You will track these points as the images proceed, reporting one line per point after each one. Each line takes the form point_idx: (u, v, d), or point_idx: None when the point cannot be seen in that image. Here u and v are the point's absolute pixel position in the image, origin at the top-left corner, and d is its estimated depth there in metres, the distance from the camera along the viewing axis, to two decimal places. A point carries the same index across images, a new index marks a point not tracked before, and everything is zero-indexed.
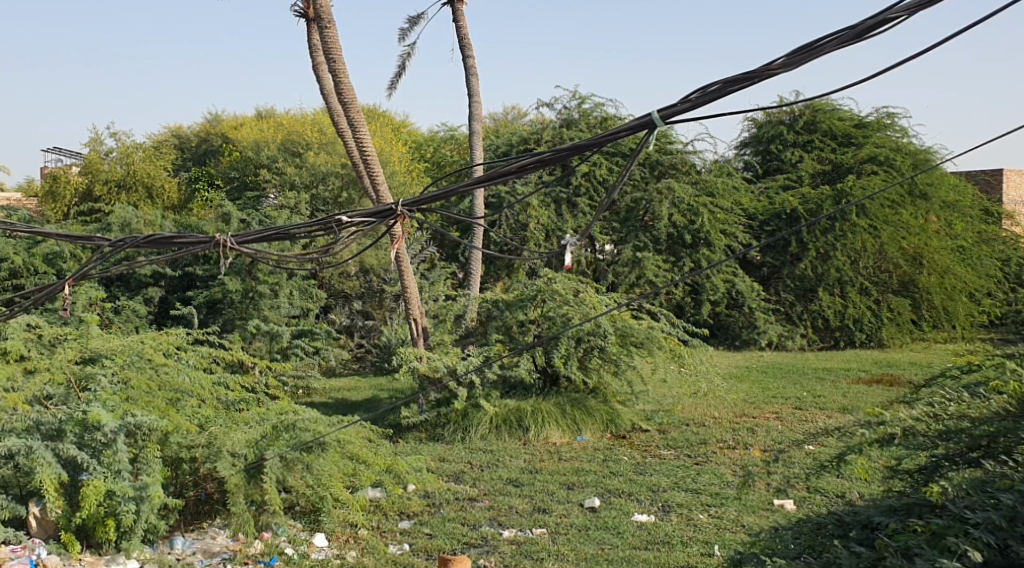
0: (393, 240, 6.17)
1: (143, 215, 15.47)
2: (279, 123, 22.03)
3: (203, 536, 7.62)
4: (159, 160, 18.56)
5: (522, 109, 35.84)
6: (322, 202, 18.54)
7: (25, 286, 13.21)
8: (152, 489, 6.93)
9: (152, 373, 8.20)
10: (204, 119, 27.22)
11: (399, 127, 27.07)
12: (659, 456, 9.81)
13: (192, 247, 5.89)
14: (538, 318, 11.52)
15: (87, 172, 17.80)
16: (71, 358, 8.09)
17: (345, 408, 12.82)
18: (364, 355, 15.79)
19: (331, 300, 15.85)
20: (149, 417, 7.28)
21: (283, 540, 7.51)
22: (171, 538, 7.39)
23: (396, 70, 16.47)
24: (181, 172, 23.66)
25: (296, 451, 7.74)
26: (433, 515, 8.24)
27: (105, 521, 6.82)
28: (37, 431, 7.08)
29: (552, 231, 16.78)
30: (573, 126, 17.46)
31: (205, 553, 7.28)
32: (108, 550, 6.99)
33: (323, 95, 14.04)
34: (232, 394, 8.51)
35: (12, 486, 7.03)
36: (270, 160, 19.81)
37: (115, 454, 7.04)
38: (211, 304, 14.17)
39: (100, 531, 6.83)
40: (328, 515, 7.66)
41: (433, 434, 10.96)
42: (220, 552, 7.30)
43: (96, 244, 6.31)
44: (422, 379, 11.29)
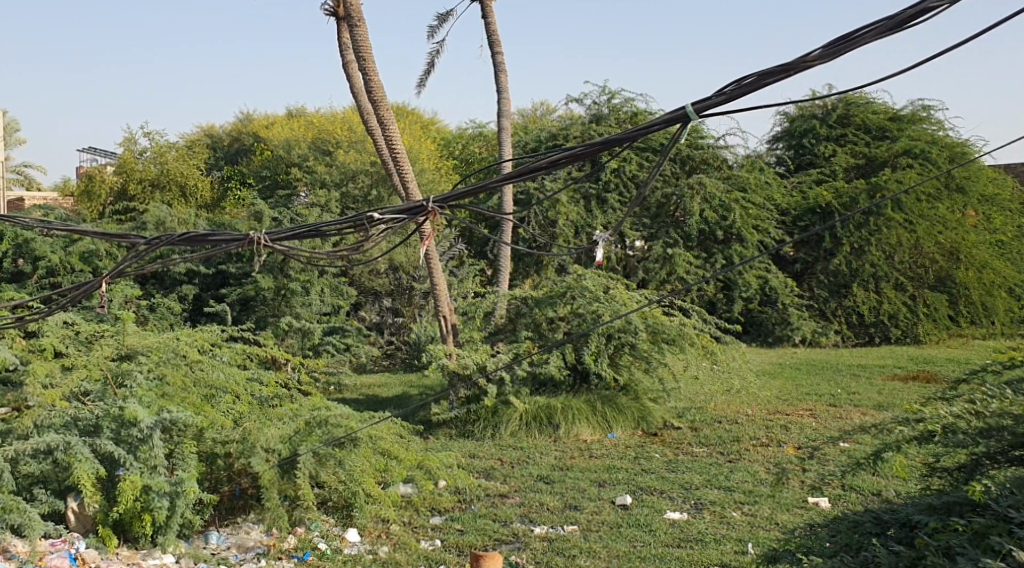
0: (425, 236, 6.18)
1: (176, 213, 15.64)
2: (310, 121, 22.11)
3: (239, 531, 7.73)
4: (192, 159, 18.72)
5: (550, 105, 35.34)
6: (352, 200, 18.59)
7: (62, 285, 13.40)
8: (187, 484, 7.03)
9: (188, 370, 8.28)
10: (236, 119, 27.30)
11: (427, 125, 26.93)
12: (692, 453, 9.76)
13: (226, 245, 5.91)
14: (568, 315, 11.58)
15: (122, 172, 18.13)
16: (107, 354, 8.15)
17: (376, 403, 13.00)
18: (394, 351, 16.05)
19: (361, 297, 15.98)
20: (184, 413, 7.40)
21: (317, 535, 7.69)
22: (207, 532, 7.53)
23: (425, 68, 16.52)
24: (214, 170, 23.79)
25: (329, 446, 7.96)
26: (464, 511, 8.36)
27: (142, 516, 6.90)
28: (75, 427, 7.21)
29: (582, 227, 16.67)
30: (602, 121, 17.42)
31: (239, 548, 7.38)
32: (145, 545, 7.06)
33: (353, 92, 14.11)
34: (266, 390, 8.63)
35: (52, 480, 7.08)
36: (301, 158, 20.06)
37: (151, 449, 7.12)
38: (244, 302, 14.35)
39: (137, 526, 6.92)
40: (361, 510, 7.77)
41: (463, 430, 10.99)
42: (254, 547, 7.38)
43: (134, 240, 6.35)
44: (452, 376, 11.35)
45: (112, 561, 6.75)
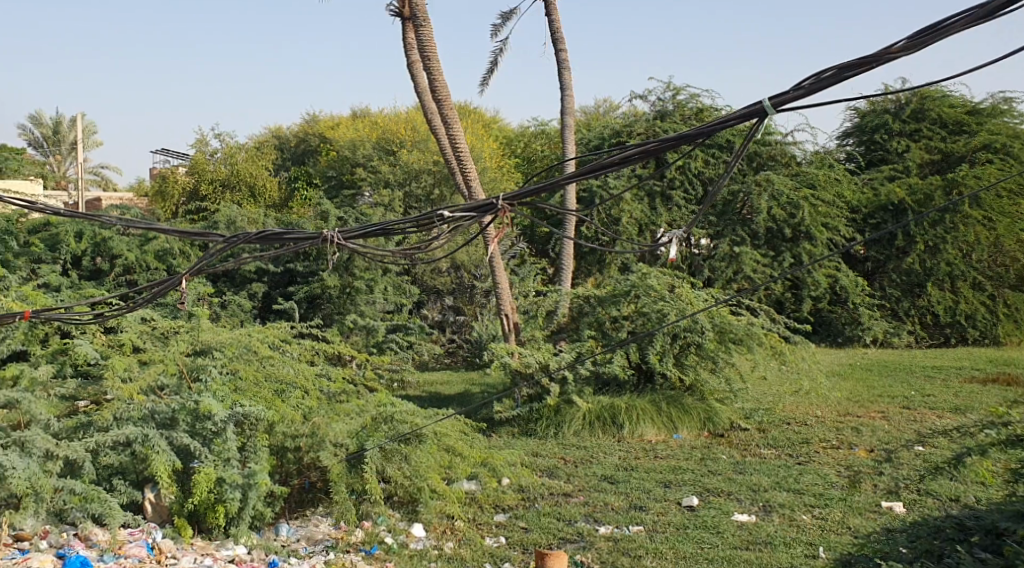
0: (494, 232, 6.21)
1: (246, 213, 15.91)
2: (375, 121, 22.31)
3: (308, 524, 7.85)
4: (261, 160, 19.02)
5: (614, 100, 35.06)
6: (415, 199, 18.69)
7: (138, 282, 13.74)
8: (259, 476, 7.13)
9: (259, 365, 8.45)
10: (303, 120, 27.62)
11: (489, 123, 26.97)
12: (759, 455, 9.63)
13: (299, 243, 6.19)
14: (632, 313, 11.51)
15: (194, 172, 18.57)
16: (183, 350, 8.32)
17: (440, 400, 13.07)
18: (456, 350, 16.01)
19: (424, 296, 16.07)
20: (256, 408, 7.47)
21: (383, 529, 7.70)
22: (277, 524, 7.68)
23: (488, 67, 16.55)
24: (281, 171, 24.12)
25: (395, 441, 8.04)
26: (528, 508, 8.36)
27: (215, 507, 7.03)
28: (152, 419, 7.33)
29: (646, 225, 16.59)
30: (667, 117, 17.27)
31: (309, 540, 7.52)
32: (218, 535, 7.19)
33: (417, 91, 14.17)
34: (334, 385, 8.69)
35: (131, 472, 7.21)
36: (366, 158, 20.30)
37: (225, 442, 7.28)
38: (311, 299, 14.58)
39: (211, 517, 7.04)
40: (426, 506, 7.89)
41: (526, 428, 10.97)
42: (323, 540, 7.52)
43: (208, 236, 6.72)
44: (515, 374, 11.36)
45: (187, 552, 6.84)
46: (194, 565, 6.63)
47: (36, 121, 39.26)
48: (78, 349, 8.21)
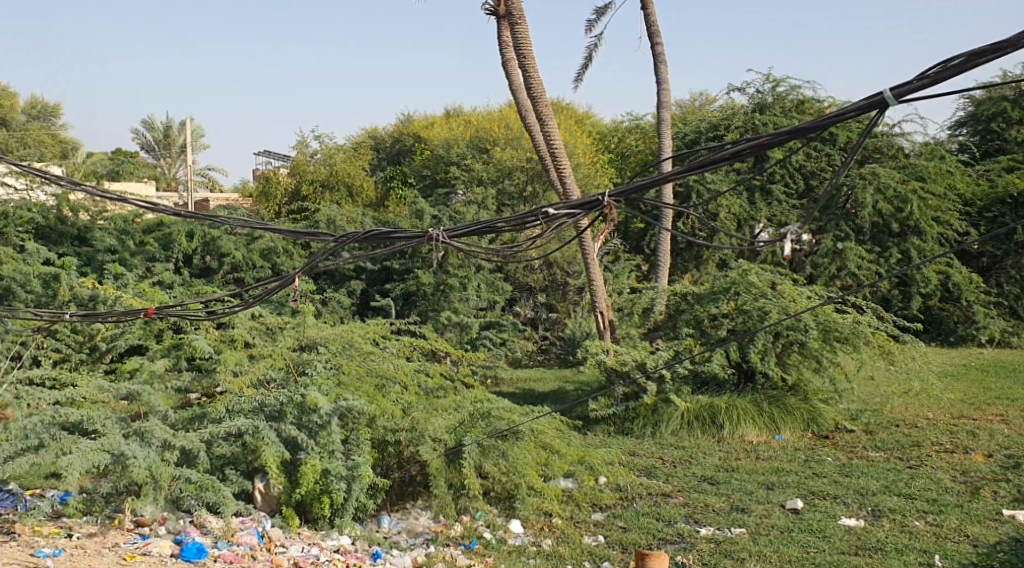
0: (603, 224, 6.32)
1: (345, 212, 16.18)
2: (470, 120, 22.41)
3: (409, 516, 7.91)
4: (358, 160, 19.29)
5: (709, 92, 34.51)
6: (509, 196, 18.71)
7: (246, 280, 14.16)
8: (363, 468, 7.37)
9: (362, 361, 8.60)
10: (398, 120, 27.91)
11: (583, 119, 26.84)
12: (867, 457, 9.35)
13: (405, 241, 6.80)
14: (732, 311, 11.26)
15: (296, 173, 18.93)
16: (290, 345, 8.78)
17: (535, 399, 13.03)
18: (549, 347, 15.99)
19: (516, 293, 16.04)
20: (360, 401, 7.62)
21: (482, 524, 7.74)
22: (379, 516, 7.78)
23: (583, 62, 16.46)
24: (378, 171, 24.43)
25: (493, 437, 8.09)
26: (627, 508, 8.26)
27: (321, 498, 7.27)
28: (262, 412, 7.59)
29: (745, 220, 16.22)
30: (766, 110, 16.90)
31: (410, 532, 7.56)
32: (324, 526, 7.45)
33: (512, 89, 14.14)
34: (432, 381, 8.75)
35: (241, 462, 7.55)
36: (460, 157, 20.37)
37: (330, 435, 7.45)
38: (407, 296, 14.65)
39: (317, 507, 7.28)
40: (523, 502, 7.93)
41: (622, 427, 10.87)
42: (424, 533, 7.56)
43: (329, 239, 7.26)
44: (610, 372, 11.24)
45: (294, 540, 7.19)
46: (301, 553, 6.98)
47: (147, 124, 40.48)
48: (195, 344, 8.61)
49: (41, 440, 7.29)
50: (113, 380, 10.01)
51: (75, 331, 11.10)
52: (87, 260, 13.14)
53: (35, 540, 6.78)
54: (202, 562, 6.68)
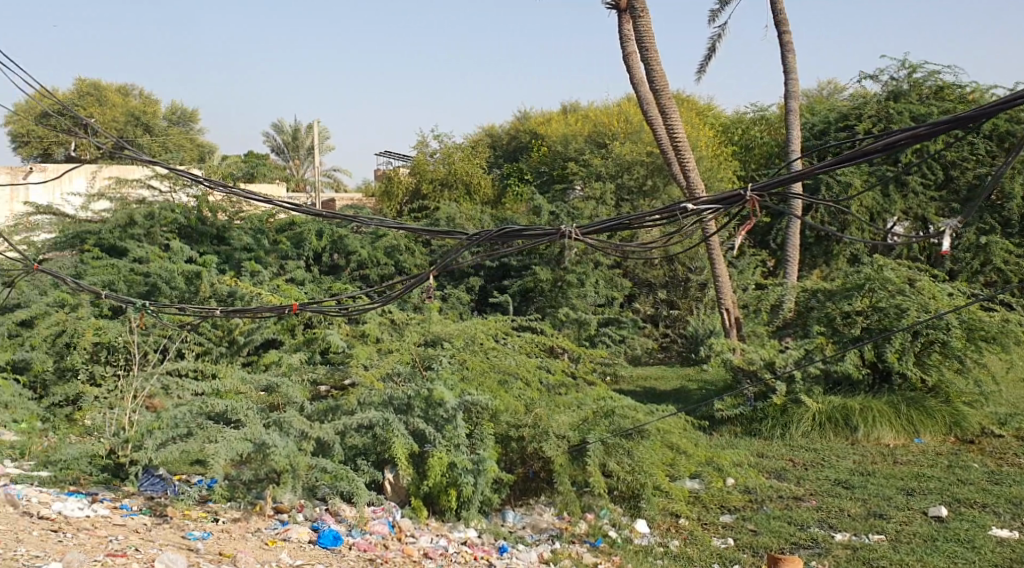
0: (750, 214, 6.51)
1: (464, 210, 16.31)
2: (588, 116, 22.25)
3: (532, 511, 8.06)
4: (476, 158, 19.39)
5: (839, 81, 33.37)
6: (628, 191, 18.44)
7: (371, 275, 14.26)
8: (488, 463, 7.58)
9: (484, 358, 8.61)
10: (515, 117, 27.90)
11: (704, 111, 26.31)
12: (1016, 464, 8.85)
13: (538, 239, 7.04)
14: (867, 309, 10.79)
15: (415, 172, 19.14)
16: (415, 340, 8.83)
17: (655, 398, 12.77)
18: (670, 344, 15.61)
19: (636, 289, 15.87)
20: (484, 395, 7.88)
21: (607, 523, 7.79)
22: (504, 510, 7.97)
23: (706, 54, 16.10)
24: (495, 168, 24.49)
25: (617, 436, 8.04)
26: (756, 511, 8.06)
27: (449, 490, 7.55)
28: (390, 405, 7.87)
29: (878, 213, 15.69)
30: (902, 98, 16.23)
31: (534, 528, 7.75)
32: (450, 518, 7.68)
33: (634, 82, 13.92)
34: (553, 379, 8.71)
35: (372, 452, 7.89)
36: (578, 152, 20.22)
37: (455, 429, 7.74)
38: (524, 293, 14.75)
39: (444, 499, 7.56)
40: (649, 502, 7.83)
41: (749, 428, 10.55)
42: (548, 529, 7.69)
43: (461, 237, 7.44)
44: (738, 372, 10.95)
45: (423, 531, 7.48)
46: (431, 544, 7.25)
47: (276, 128, 41.58)
48: (328, 339, 9.12)
49: (190, 428, 7.87)
50: (251, 372, 10.42)
51: (215, 326, 11.58)
52: (226, 258, 13.63)
53: (186, 524, 7.26)
54: (338, 549, 6.99)
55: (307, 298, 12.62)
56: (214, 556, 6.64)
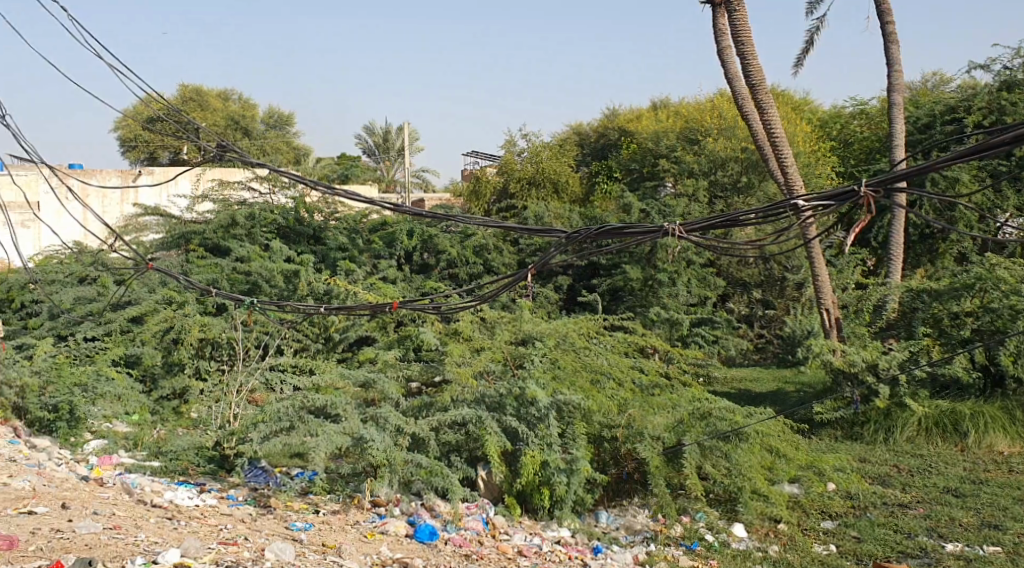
0: (864, 211, 6.37)
1: (553, 209, 16.34)
2: (679, 112, 21.99)
3: (625, 513, 8.17)
4: (564, 157, 19.38)
5: (943, 71, 32.21)
6: (721, 188, 18.14)
7: (460, 276, 14.24)
8: (581, 463, 7.81)
9: (577, 356, 8.93)
10: (604, 114, 27.69)
11: (801, 105, 25.70)
12: None
13: (640, 237, 7.02)
14: (977, 309, 10.38)
15: (503, 171, 19.20)
16: (507, 339, 9.08)
17: (751, 400, 12.50)
18: (765, 345, 15.34)
19: (730, 288, 15.51)
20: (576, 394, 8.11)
21: (702, 525, 7.86)
22: (597, 511, 8.09)
23: (804, 47, 15.74)
24: (583, 167, 24.39)
25: (715, 439, 8.09)
26: (860, 517, 7.89)
27: (541, 488, 7.80)
28: (483, 402, 8.19)
29: (989, 209, 15.12)
30: (1014, 88, 15.61)
31: (629, 530, 7.84)
32: (543, 516, 7.89)
33: (729, 77, 13.66)
34: (647, 379, 8.99)
35: (464, 449, 8.15)
36: (669, 149, 19.91)
37: (548, 428, 7.95)
38: (614, 292, 14.72)
39: (537, 497, 7.82)
40: (745, 506, 7.80)
41: (851, 432, 10.22)
42: (643, 531, 7.79)
43: (559, 236, 7.40)
44: (838, 374, 10.53)
45: (517, 529, 7.66)
46: (525, 542, 7.40)
47: (368, 130, 42.11)
48: (421, 337, 9.27)
49: (292, 422, 8.01)
50: (348, 368, 10.58)
51: (312, 322, 11.78)
52: (321, 258, 13.74)
53: (289, 515, 7.58)
54: (433, 544, 7.19)
55: (402, 296, 12.81)
56: (318, 546, 6.93)
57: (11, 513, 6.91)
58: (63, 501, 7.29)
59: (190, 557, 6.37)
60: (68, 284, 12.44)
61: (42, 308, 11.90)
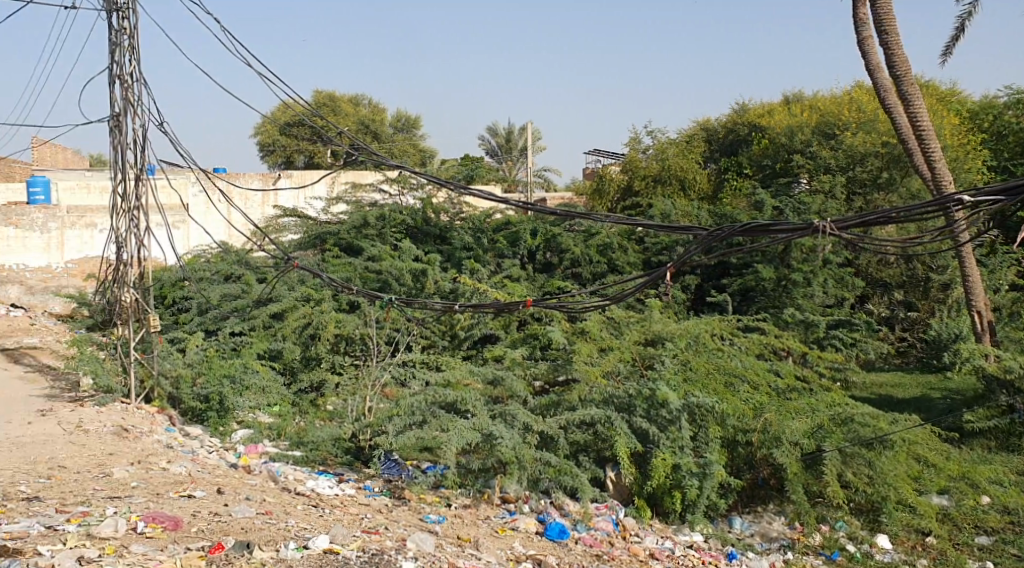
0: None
1: (681, 208, 16.14)
2: (813, 106, 21.24)
3: (761, 520, 8.20)
4: (691, 154, 19.03)
5: None
6: (860, 184, 17.39)
7: (583, 274, 13.79)
8: (715, 467, 7.86)
9: (708, 358, 9.32)
10: (733, 109, 26.93)
11: (946, 96, 24.41)
12: None
13: (788, 234, 6.76)
14: None
15: (628, 169, 18.96)
16: (635, 340, 9.62)
17: (896, 405, 12.04)
18: (908, 350, 14.50)
19: (869, 290, 14.98)
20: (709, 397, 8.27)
21: (843, 535, 7.91)
22: (730, 517, 8.15)
23: (954, 34, 14.93)
24: (711, 165, 23.82)
25: (857, 446, 8.17)
26: (1020, 533, 7.76)
27: (673, 492, 7.85)
28: (611, 404, 8.39)
29: None
30: None
31: (764, 536, 7.94)
32: (674, 520, 7.99)
33: (872, 68, 13.05)
34: (783, 382, 9.12)
35: (592, 449, 8.28)
36: (805, 144, 19.17)
37: (679, 430, 8.09)
38: (745, 292, 14.31)
39: (668, 501, 7.87)
40: (890, 516, 7.86)
41: (1007, 443, 9.51)
42: (780, 538, 7.88)
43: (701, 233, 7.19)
44: (991, 381, 10.04)
45: (648, 531, 7.81)
46: (658, 545, 7.61)
47: (491, 130, 42.16)
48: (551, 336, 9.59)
49: (424, 417, 8.37)
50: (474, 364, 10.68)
51: (438, 321, 11.81)
52: (448, 257, 13.77)
53: (422, 507, 7.70)
54: (564, 542, 7.37)
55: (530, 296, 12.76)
56: (454, 539, 7.13)
57: (173, 496, 7.22)
58: (218, 486, 7.60)
59: (338, 544, 6.62)
60: (215, 281, 12.89)
61: (192, 305, 12.36)
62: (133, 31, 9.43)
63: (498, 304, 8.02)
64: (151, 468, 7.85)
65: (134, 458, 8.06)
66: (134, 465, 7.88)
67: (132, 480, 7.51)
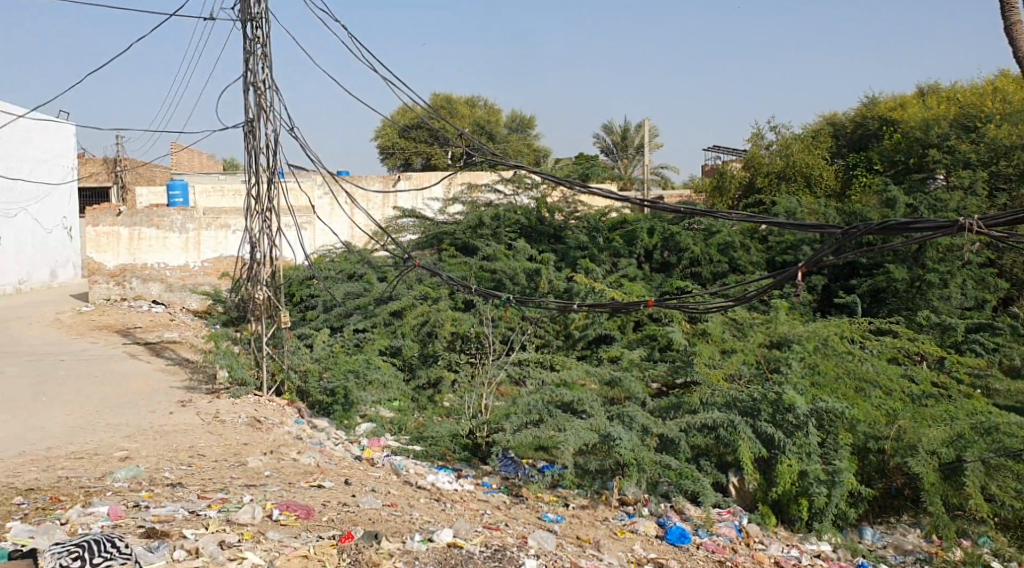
0: None
1: (807, 205, 15.54)
2: (949, 99, 20.17)
3: (894, 531, 7.75)
4: (817, 149, 18.32)
5: None
6: (1003, 179, 16.39)
7: (703, 274, 13.29)
8: (845, 475, 7.47)
9: (838, 360, 8.80)
10: (862, 103, 25.85)
11: None
12: None
13: (932, 233, 6.19)
14: None
15: (750, 166, 18.37)
16: (760, 341, 9.10)
17: None
18: None
19: (1013, 291, 14.02)
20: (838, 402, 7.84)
21: (987, 552, 7.32)
22: (861, 527, 7.75)
23: None
24: (838, 161, 22.91)
25: (1003, 456, 7.57)
26: None
27: (799, 500, 7.53)
28: (735, 407, 8.05)
29: None
30: None
31: (898, 549, 7.49)
32: (801, 528, 7.59)
33: None
34: (919, 388, 8.64)
35: (714, 453, 7.99)
36: (942, 137, 18.16)
37: (806, 437, 7.71)
38: (874, 293, 13.54)
39: (794, 508, 7.55)
40: None
41: None
42: (915, 552, 7.43)
43: (833, 231, 6.66)
44: None
45: (773, 539, 7.43)
46: (783, 553, 7.21)
47: (607, 128, 41.68)
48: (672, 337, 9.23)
49: (541, 415, 8.18)
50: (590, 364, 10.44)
51: (552, 320, 11.49)
52: (562, 256, 13.56)
53: (540, 505, 7.52)
54: (685, 546, 7.08)
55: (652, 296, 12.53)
56: (574, 539, 6.91)
57: (303, 485, 7.20)
58: (346, 477, 7.54)
59: (461, 539, 6.44)
60: (340, 279, 12.98)
61: (318, 302, 12.51)
62: (266, 40, 9.51)
63: (615, 305, 7.63)
64: (284, 458, 7.88)
65: (268, 448, 8.13)
66: (268, 455, 7.93)
67: (266, 469, 7.55)
